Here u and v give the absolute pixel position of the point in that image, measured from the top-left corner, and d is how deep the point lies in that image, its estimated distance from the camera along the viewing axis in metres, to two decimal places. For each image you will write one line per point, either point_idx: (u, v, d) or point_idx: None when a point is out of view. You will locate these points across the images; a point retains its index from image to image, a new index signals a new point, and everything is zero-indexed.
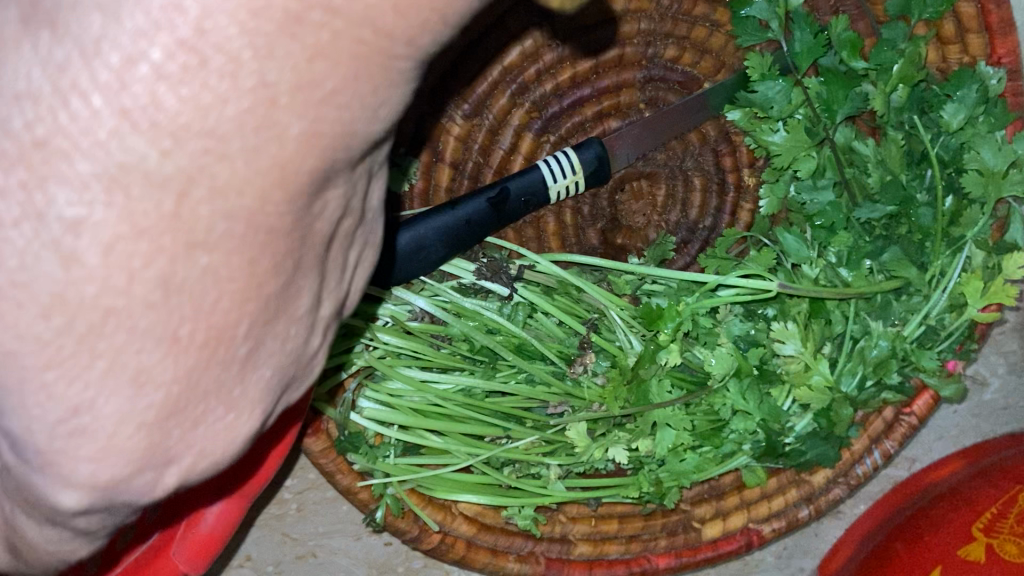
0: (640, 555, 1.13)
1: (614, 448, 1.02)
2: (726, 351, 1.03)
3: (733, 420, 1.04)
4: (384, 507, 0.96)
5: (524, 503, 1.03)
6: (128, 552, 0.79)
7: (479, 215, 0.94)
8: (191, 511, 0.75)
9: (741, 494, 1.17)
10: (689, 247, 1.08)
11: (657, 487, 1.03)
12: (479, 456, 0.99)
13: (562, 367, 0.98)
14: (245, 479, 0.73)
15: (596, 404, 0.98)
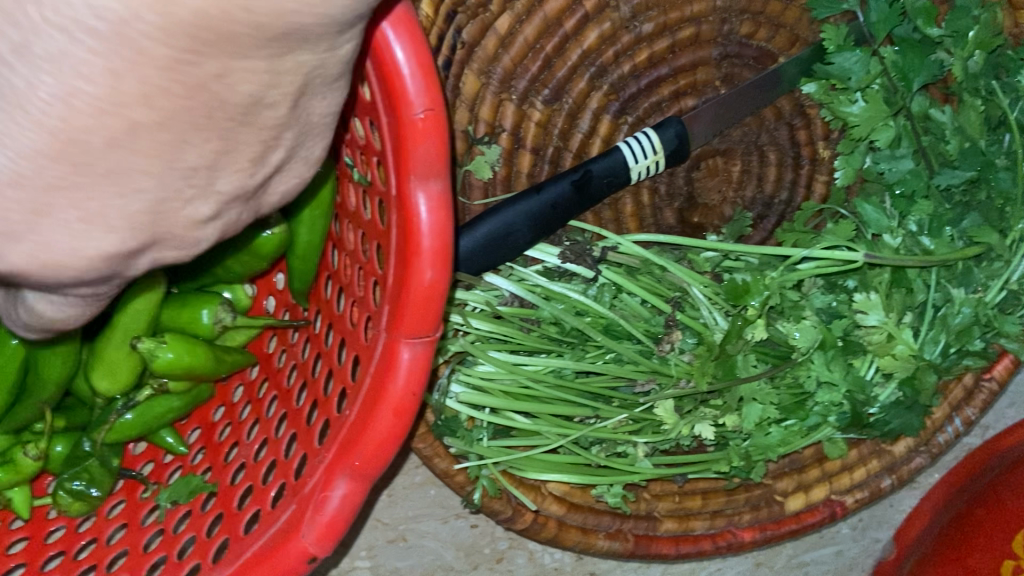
0: (726, 529, 1.13)
1: (700, 424, 1.02)
2: (811, 324, 1.04)
3: (818, 392, 1.04)
4: (482, 488, 0.98)
5: (614, 481, 1.04)
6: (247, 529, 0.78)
7: (563, 197, 0.95)
8: (318, 494, 0.74)
9: (823, 466, 1.18)
10: (766, 222, 1.09)
11: (746, 460, 1.04)
12: (569, 436, 1.00)
13: (650, 345, 0.99)
14: (375, 459, 0.73)
15: (684, 380, 0.99)
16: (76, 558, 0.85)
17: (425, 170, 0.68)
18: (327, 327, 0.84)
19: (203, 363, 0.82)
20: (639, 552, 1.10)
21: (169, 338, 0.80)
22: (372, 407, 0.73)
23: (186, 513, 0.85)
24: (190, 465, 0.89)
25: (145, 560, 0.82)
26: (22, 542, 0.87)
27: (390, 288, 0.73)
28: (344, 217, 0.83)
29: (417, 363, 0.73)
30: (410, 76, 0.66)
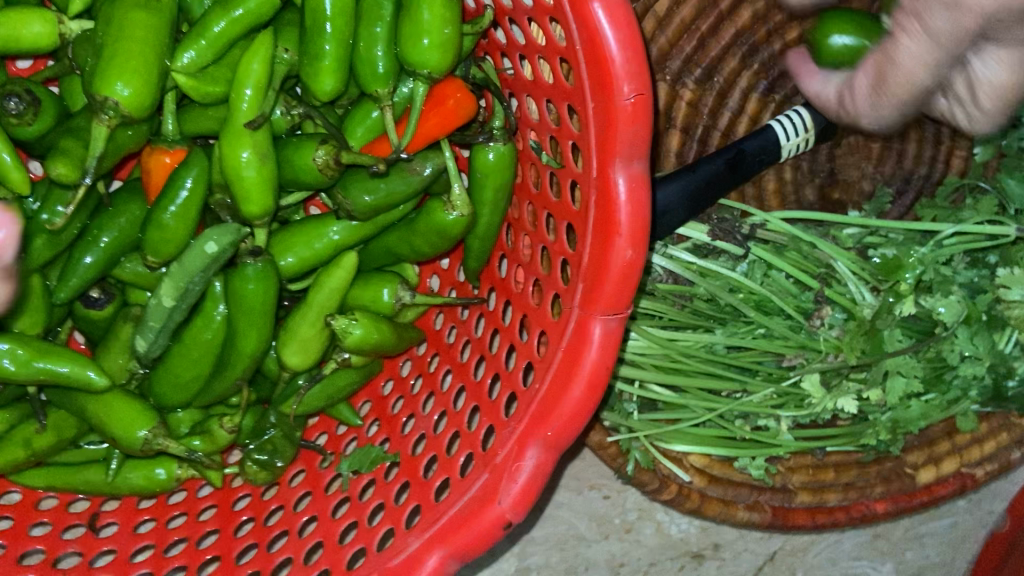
0: (858, 501, 1.15)
1: (844, 399, 1.04)
2: (956, 298, 1.04)
3: (960, 366, 1.06)
4: (635, 461, 1.00)
5: (756, 454, 1.07)
6: (436, 507, 0.81)
7: (719, 175, 0.96)
8: (511, 464, 0.77)
9: (952, 439, 1.19)
10: (905, 198, 1.09)
11: (890, 433, 1.06)
12: (717, 410, 1.02)
13: (800, 320, 1.01)
14: (567, 432, 0.76)
15: (832, 355, 1.01)
16: (266, 524, 0.89)
17: (628, 153, 0.70)
18: (504, 305, 0.87)
19: (388, 340, 0.86)
20: (779, 523, 1.12)
21: (359, 316, 0.83)
22: (565, 381, 0.76)
23: (369, 481, 0.89)
24: (366, 437, 0.94)
25: (336, 527, 0.85)
26: (210, 510, 0.91)
27: (585, 267, 0.75)
28: (525, 199, 0.86)
29: (607, 341, 0.74)
30: (621, 59, 0.67)
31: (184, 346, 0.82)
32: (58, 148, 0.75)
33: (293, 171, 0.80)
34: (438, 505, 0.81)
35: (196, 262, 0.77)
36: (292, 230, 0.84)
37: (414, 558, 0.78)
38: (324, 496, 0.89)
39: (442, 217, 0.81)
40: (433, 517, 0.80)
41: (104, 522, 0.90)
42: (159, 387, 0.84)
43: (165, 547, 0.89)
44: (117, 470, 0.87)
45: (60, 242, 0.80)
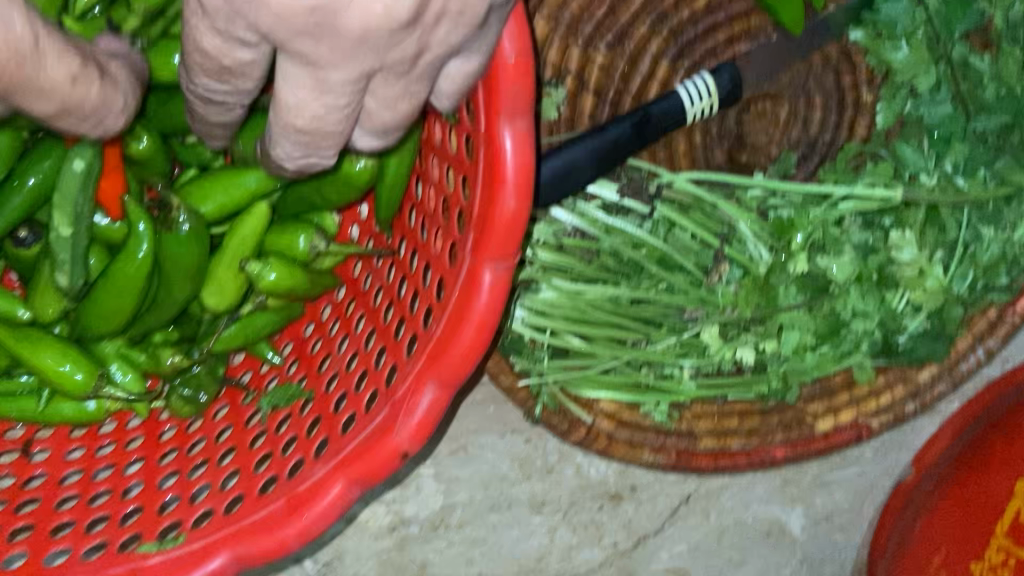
0: (760, 448, 1.23)
1: (742, 349, 1.12)
2: (849, 259, 1.12)
3: (853, 321, 1.13)
4: (542, 404, 1.07)
5: (660, 400, 1.15)
6: (341, 440, 0.88)
7: (624, 137, 1.02)
8: (410, 400, 0.84)
9: (851, 391, 1.27)
10: (809, 162, 1.15)
11: (782, 381, 1.14)
12: (622, 358, 1.09)
13: (700, 276, 1.08)
14: (458, 370, 0.83)
15: (730, 309, 1.08)
16: (189, 453, 0.96)
17: (511, 110, 0.75)
18: (412, 253, 0.93)
19: (302, 284, 0.93)
20: (682, 465, 1.20)
21: (274, 262, 0.90)
22: (457, 323, 0.82)
23: (286, 416, 0.96)
24: (286, 375, 1.00)
25: (253, 457, 0.93)
26: (139, 440, 0.98)
27: (476, 217, 0.81)
28: (429, 153, 0.91)
29: (496, 286, 0.81)
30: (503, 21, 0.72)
31: (108, 279, 0.87)
32: None
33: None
34: (343, 438, 0.88)
35: (72, 182, 0.81)
36: (209, 178, 0.89)
37: (318, 486, 0.85)
38: (244, 429, 0.96)
39: (349, 168, 0.87)
40: (338, 449, 0.87)
41: (37, 449, 0.96)
42: (85, 316, 0.90)
43: (92, 473, 0.95)
44: (47, 399, 0.93)
45: None
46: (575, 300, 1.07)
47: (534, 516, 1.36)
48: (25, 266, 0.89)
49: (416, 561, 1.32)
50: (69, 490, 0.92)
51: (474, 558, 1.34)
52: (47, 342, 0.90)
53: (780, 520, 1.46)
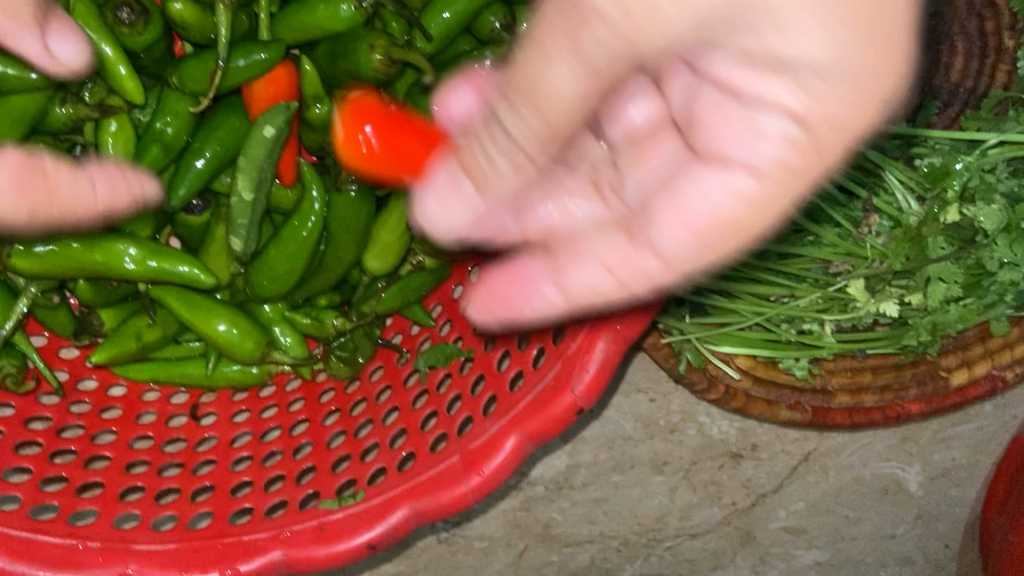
0: (895, 403, 1.20)
1: (887, 303, 1.10)
2: (998, 207, 1.07)
3: (999, 271, 1.11)
4: (687, 361, 1.06)
5: (799, 355, 1.13)
6: (508, 401, 0.88)
7: None
8: (582, 356, 0.84)
9: (986, 344, 1.23)
10: (950, 110, 1.13)
11: (930, 335, 1.11)
12: (767, 313, 1.09)
13: (848, 228, 1.06)
14: (636, 324, 0.83)
15: (878, 261, 1.07)
16: (352, 414, 0.97)
17: None
18: None
19: (461, 244, 0.93)
20: (817, 421, 1.20)
21: (437, 223, 0.90)
22: None
23: (446, 375, 0.96)
24: (439, 336, 1.01)
25: (417, 415, 0.93)
26: (299, 402, 1.00)
27: None
28: None
29: None
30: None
31: (281, 243, 0.88)
32: (183, 68, 0.82)
33: (358, 59, 0.80)
34: (510, 398, 0.88)
35: (261, 147, 0.81)
36: None
37: (493, 442, 0.84)
38: (404, 388, 0.97)
39: None
40: (503, 408, 0.87)
41: (204, 413, 0.98)
42: (257, 281, 0.90)
43: (260, 434, 0.97)
44: (215, 364, 0.95)
45: (173, 151, 0.84)
46: None
47: (656, 476, 1.36)
48: (195, 233, 0.90)
49: (540, 522, 1.34)
50: (242, 451, 0.95)
51: (596, 518, 1.35)
52: (218, 307, 0.91)
53: (899, 477, 1.43)
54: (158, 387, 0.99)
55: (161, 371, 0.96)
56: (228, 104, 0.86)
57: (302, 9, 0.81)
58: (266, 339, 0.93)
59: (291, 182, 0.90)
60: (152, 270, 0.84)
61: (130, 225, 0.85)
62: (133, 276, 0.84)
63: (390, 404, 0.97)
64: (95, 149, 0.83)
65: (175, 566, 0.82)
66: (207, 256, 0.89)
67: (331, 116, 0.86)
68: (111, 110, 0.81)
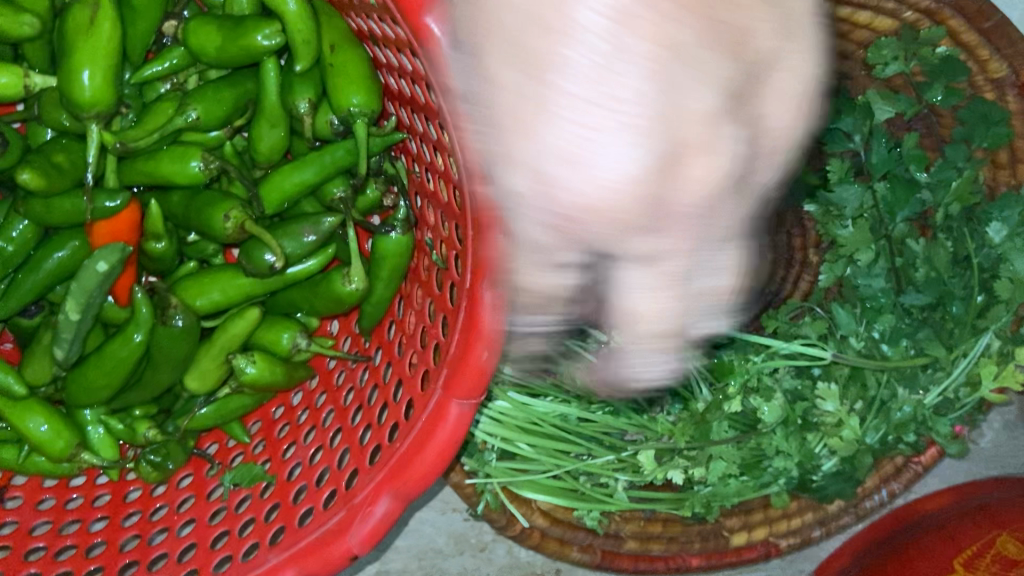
0: (677, 554, 1.34)
1: (673, 471, 1.22)
2: (779, 403, 1.22)
3: (775, 457, 1.24)
4: (485, 502, 1.18)
5: (593, 508, 1.25)
6: (289, 552, 0.93)
7: None
8: (365, 507, 0.92)
9: (765, 512, 1.39)
10: (754, 307, 1.27)
11: (706, 506, 1.24)
12: (563, 467, 1.18)
13: (643, 404, 1.17)
14: (417, 487, 0.91)
15: (666, 436, 1.19)
16: (151, 518, 1.02)
17: (495, 277, 0.84)
18: (386, 364, 1.01)
19: (278, 379, 1.00)
20: (604, 564, 1.31)
21: (256, 357, 0.97)
22: (420, 446, 0.91)
23: (246, 495, 1.02)
24: (252, 453, 1.07)
25: (210, 532, 0.99)
26: (105, 497, 1.04)
27: (451, 357, 0.90)
28: (415, 280, 0.98)
29: (459, 419, 0.90)
30: None
31: (102, 356, 0.93)
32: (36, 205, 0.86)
33: (208, 220, 0.89)
34: (292, 550, 0.93)
35: (91, 280, 0.87)
36: (206, 275, 0.96)
37: (271, 571, 0.93)
38: (206, 502, 1.03)
39: (339, 287, 0.95)
40: (287, 556, 0.93)
41: (11, 496, 1.03)
42: (73, 389, 0.95)
43: (60, 525, 1.02)
44: (27, 453, 1.01)
45: (13, 264, 0.90)
46: (525, 411, 1.16)
47: None
48: (24, 334, 0.96)
49: None
50: (37, 541, 1.00)
51: None
52: (36, 404, 0.97)
53: None
54: None
55: None
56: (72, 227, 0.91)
57: (152, 159, 0.90)
58: (77, 440, 0.98)
59: (125, 303, 0.96)
60: None
61: None
62: None
63: (171, 517, 1.01)
64: None
65: None
66: (29, 359, 0.94)
67: (170, 252, 0.93)
68: None
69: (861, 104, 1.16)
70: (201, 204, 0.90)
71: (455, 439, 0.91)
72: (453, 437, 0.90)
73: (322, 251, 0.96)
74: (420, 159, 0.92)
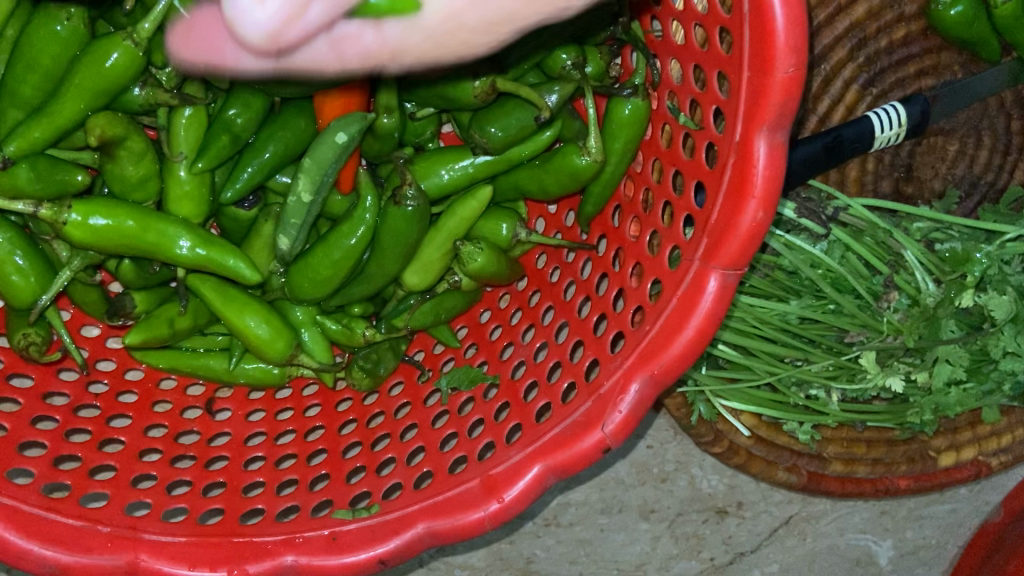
0: (885, 476, 1.20)
1: (892, 377, 1.11)
2: (1009, 298, 1.10)
3: (1003, 360, 1.13)
4: (698, 413, 1.09)
5: (804, 420, 1.15)
6: (534, 445, 0.87)
7: (816, 157, 1.02)
8: (616, 395, 0.85)
9: (974, 430, 1.22)
10: (969, 201, 1.17)
11: (931, 415, 1.13)
12: (779, 374, 1.10)
13: (868, 300, 1.09)
14: (673, 370, 0.84)
15: (891, 336, 1.09)
16: (370, 426, 0.96)
17: (776, 122, 0.75)
18: (614, 251, 0.94)
19: (502, 272, 0.94)
20: (810, 487, 1.18)
21: (485, 247, 0.91)
22: (676, 326, 0.84)
23: (469, 398, 0.97)
24: (464, 357, 1.01)
25: (437, 435, 0.93)
26: (316, 408, 0.98)
27: (711, 224, 0.82)
28: (649, 155, 0.91)
29: (722, 293, 0.82)
30: None
31: (328, 246, 0.88)
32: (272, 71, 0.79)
33: (445, 85, 0.82)
34: (535, 446, 0.86)
35: (329, 152, 0.81)
36: (431, 157, 0.91)
37: (516, 469, 0.85)
38: (426, 407, 0.96)
39: (575, 160, 0.88)
40: (532, 450, 0.86)
41: (218, 408, 0.96)
42: (296, 281, 0.89)
43: (276, 436, 0.95)
44: (238, 360, 0.93)
45: (239, 142, 0.82)
46: (742, 312, 1.09)
47: (641, 522, 1.35)
48: (240, 226, 0.89)
49: (523, 556, 1.32)
50: (256, 451, 0.92)
51: (577, 559, 1.33)
52: (253, 303, 0.89)
53: (871, 550, 1.39)
54: (177, 376, 0.95)
55: (181, 359, 0.93)
56: (297, 105, 0.85)
57: None
58: (295, 341, 0.92)
59: (347, 190, 0.90)
60: (201, 259, 0.80)
61: (181, 210, 0.81)
62: (182, 263, 0.80)
63: (392, 422, 0.96)
64: (166, 133, 0.80)
65: (182, 561, 0.80)
66: (248, 250, 0.88)
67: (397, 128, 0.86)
68: (189, 97, 0.79)
69: None
70: (440, 77, 0.84)
71: (715, 319, 0.83)
72: (714, 316, 0.82)
73: (553, 124, 0.90)
74: (667, 12, 0.85)
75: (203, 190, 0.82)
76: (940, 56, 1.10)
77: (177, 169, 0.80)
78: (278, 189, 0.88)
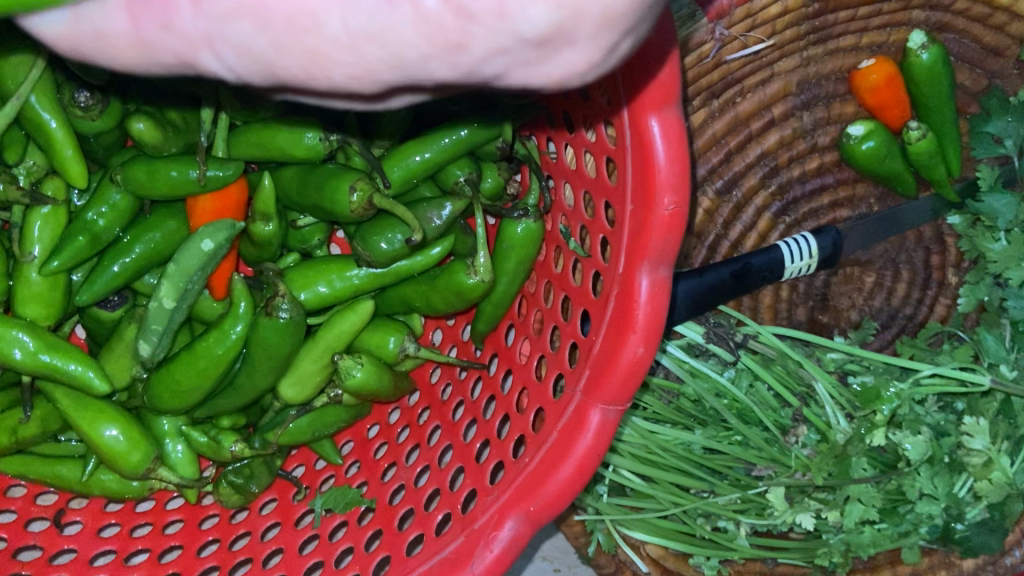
0: None
1: (802, 515, 1.05)
2: (923, 438, 1.06)
3: (918, 501, 1.08)
4: (597, 543, 1.03)
5: (712, 554, 1.07)
6: None
7: (722, 284, 0.99)
8: (488, 532, 0.78)
9: (894, 569, 1.13)
10: (886, 333, 1.13)
11: (843, 556, 1.07)
12: (683, 505, 1.04)
13: (777, 432, 1.05)
14: (549, 510, 0.77)
15: (800, 472, 1.05)
16: (231, 547, 0.89)
17: (657, 258, 0.73)
18: (505, 372, 0.90)
19: (385, 387, 0.89)
20: None
21: (365, 361, 0.86)
22: (554, 462, 0.77)
23: (342, 522, 0.90)
24: (344, 476, 0.95)
25: (302, 562, 0.86)
26: (177, 523, 0.92)
27: (594, 355, 0.78)
28: (543, 277, 0.88)
29: (603, 430, 0.76)
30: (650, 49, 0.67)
31: (194, 355, 0.82)
32: (133, 169, 0.76)
33: (324, 197, 0.79)
34: None
35: (194, 260, 0.78)
36: (313, 265, 0.86)
37: None
38: (295, 528, 0.90)
39: (462, 279, 0.84)
40: None
41: (69, 520, 0.89)
42: (156, 391, 0.83)
43: (126, 555, 0.89)
44: (93, 470, 0.86)
45: (100, 243, 0.78)
46: (644, 438, 1.04)
47: None
48: (103, 329, 0.84)
49: None
50: (102, 571, 0.86)
51: None
52: (110, 411, 0.83)
53: None
54: (26, 484, 0.89)
55: (31, 466, 0.86)
56: (170, 207, 0.81)
57: (265, 128, 0.79)
58: (154, 453, 0.85)
59: (221, 296, 0.85)
60: (43, 365, 0.75)
61: (30, 312, 0.76)
62: (20, 369, 0.75)
63: (255, 543, 0.89)
64: (18, 231, 0.77)
65: None
66: (107, 356, 0.83)
67: (276, 236, 0.82)
68: (44, 196, 0.75)
69: (1015, 105, 1.01)
70: (316, 185, 0.80)
71: (593, 461, 0.76)
72: (590, 458, 0.76)
73: (444, 239, 0.85)
74: (564, 136, 0.84)
75: (57, 292, 0.77)
76: (856, 188, 1.09)
77: (28, 270, 0.76)
78: (146, 290, 0.84)
